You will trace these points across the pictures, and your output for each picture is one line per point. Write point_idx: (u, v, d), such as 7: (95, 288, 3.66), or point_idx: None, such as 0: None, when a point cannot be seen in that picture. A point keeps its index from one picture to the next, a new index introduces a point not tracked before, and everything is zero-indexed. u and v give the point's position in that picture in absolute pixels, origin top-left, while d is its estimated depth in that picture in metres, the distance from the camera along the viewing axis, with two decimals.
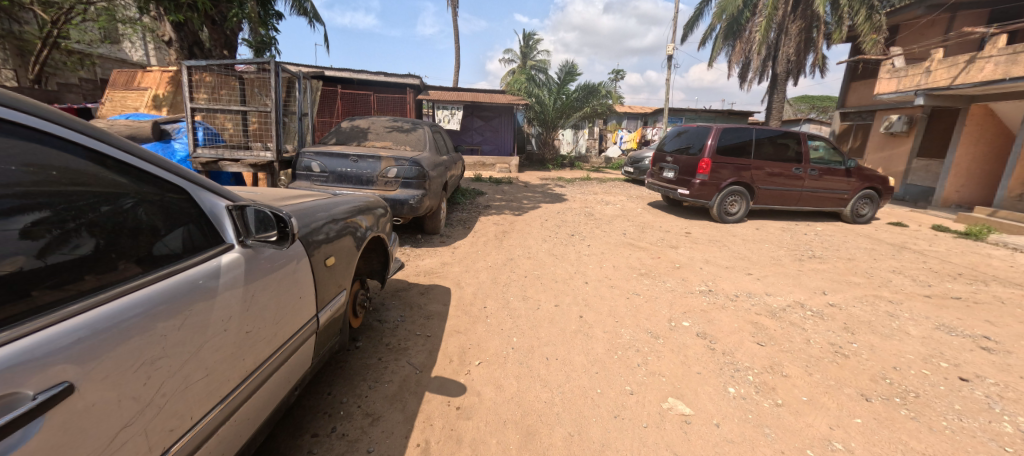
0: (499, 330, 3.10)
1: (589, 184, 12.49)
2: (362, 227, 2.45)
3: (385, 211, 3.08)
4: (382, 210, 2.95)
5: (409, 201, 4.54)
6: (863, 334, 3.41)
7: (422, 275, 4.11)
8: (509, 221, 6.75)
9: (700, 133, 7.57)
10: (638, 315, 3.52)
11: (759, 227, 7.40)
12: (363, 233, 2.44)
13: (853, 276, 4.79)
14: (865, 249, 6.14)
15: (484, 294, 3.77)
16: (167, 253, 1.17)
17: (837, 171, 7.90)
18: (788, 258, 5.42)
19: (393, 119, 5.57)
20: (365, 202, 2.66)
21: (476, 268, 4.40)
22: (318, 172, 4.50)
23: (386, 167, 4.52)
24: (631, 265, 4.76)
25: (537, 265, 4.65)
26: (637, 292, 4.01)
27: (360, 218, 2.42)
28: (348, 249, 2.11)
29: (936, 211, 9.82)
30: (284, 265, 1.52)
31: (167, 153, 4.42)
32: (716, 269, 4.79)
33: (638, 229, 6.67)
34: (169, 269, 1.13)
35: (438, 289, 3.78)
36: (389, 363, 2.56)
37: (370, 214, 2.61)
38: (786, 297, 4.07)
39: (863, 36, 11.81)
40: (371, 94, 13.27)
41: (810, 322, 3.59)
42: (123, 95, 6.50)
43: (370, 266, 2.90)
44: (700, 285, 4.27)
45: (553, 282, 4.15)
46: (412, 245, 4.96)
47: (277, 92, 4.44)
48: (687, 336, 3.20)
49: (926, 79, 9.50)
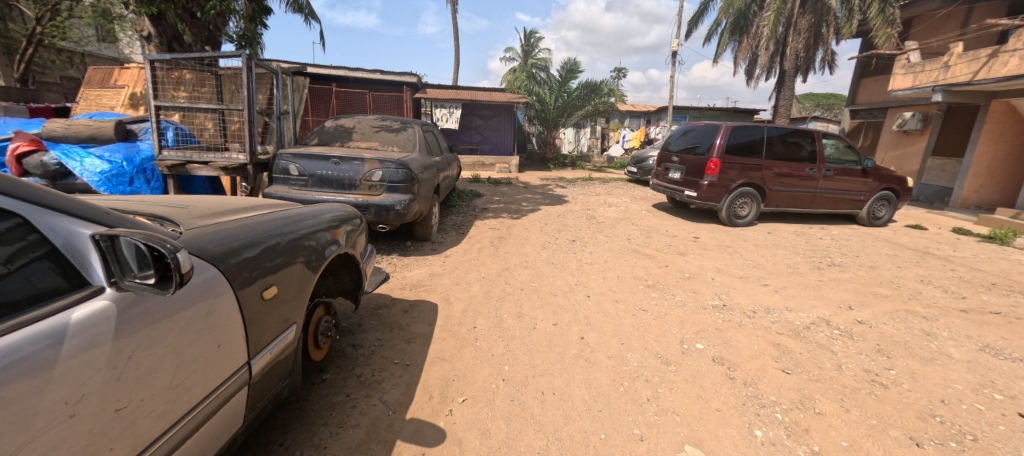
0: (489, 356, 2.73)
1: (591, 184, 12.10)
2: (325, 243, 2.08)
3: (360, 221, 2.74)
4: (354, 221, 2.62)
5: (395, 207, 4.17)
6: (901, 358, 3.03)
7: (408, 289, 3.74)
8: (506, 226, 6.38)
9: (708, 131, 7.17)
10: (646, 335, 3.14)
11: (771, 230, 7.00)
12: (326, 250, 2.07)
13: (879, 287, 4.41)
14: (887, 255, 5.75)
15: (474, 312, 3.39)
16: (46, 288, 0.92)
17: (853, 171, 7.50)
18: (806, 267, 5.03)
19: (381, 117, 5.21)
20: (332, 215, 2.30)
21: (468, 279, 4.04)
22: (296, 175, 4.15)
23: (371, 170, 4.15)
24: (636, 276, 4.38)
25: (534, 276, 4.28)
26: (645, 308, 3.63)
27: (321, 232, 2.06)
28: (299, 273, 1.75)
29: (955, 212, 9.40)
30: (189, 308, 1.15)
31: (131, 151, 4.06)
32: (729, 279, 4.41)
33: (643, 234, 6.29)
34: (13, 322, 0.83)
35: (425, 306, 3.40)
36: (358, 401, 2.19)
37: (338, 228, 2.28)
38: (810, 313, 3.68)
39: (876, 31, 11.36)
40: (367, 93, 12.91)
41: (839, 344, 3.21)
42: (99, 93, 6.16)
43: (342, 285, 2.56)
44: (714, 298, 3.88)
45: (551, 296, 3.78)
46: (400, 253, 4.60)
47: (250, 89, 4.00)
48: (703, 362, 2.83)
49: (945, 74, 9.07)
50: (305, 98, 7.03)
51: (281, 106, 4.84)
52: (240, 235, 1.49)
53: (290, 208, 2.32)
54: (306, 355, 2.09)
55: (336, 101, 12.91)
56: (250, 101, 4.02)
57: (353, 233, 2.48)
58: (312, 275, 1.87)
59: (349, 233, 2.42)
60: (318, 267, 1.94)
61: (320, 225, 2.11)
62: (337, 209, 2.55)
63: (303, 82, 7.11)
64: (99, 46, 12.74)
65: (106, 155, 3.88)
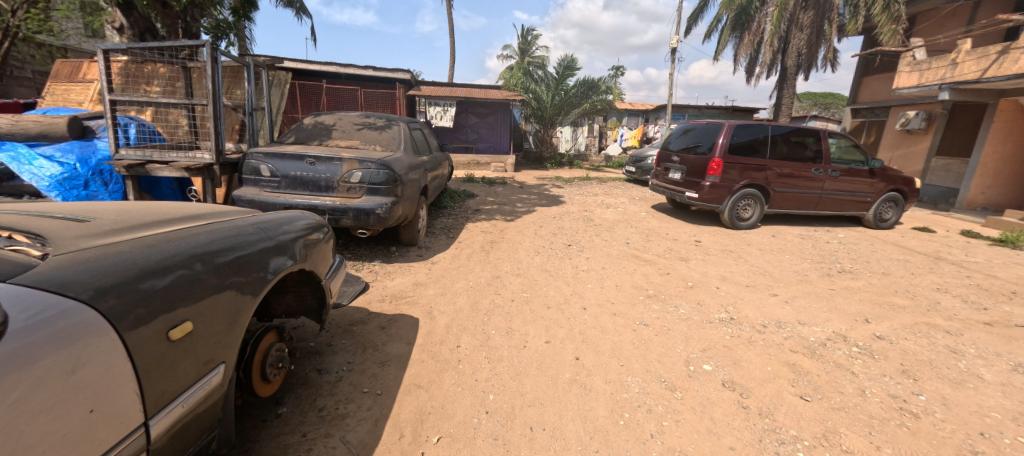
0: (471, 383, 2.43)
1: (588, 184, 11.82)
2: (274, 260, 1.79)
3: (326, 231, 2.44)
4: (319, 230, 2.32)
5: (376, 210, 3.85)
6: (929, 381, 2.75)
7: (388, 301, 3.42)
8: (499, 229, 6.07)
9: (709, 130, 6.90)
10: (649, 356, 2.84)
11: (775, 234, 6.72)
12: (274, 268, 1.77)
13: (895, 297, 4.13)
14: (898, 261, 5.48)
15: (459, 328, 3.07)
16: None
17: (859, 172, 7.23)
18: (816, 274, 4.75)
19: (364, 114, 4.90)
20: (289, 229, 2.02)
21: (454, 290, 3.73)
22: (267, 177, 3.83)
23: (349, 170, 3.83)
24: (636, 285, 4.08)
25: (526, 285, 3.97)
26: (646, 322, 3.33)
27: (268, 249, 1.77)
28: (228, 301, 1.45)
29: (961, 214, 9.16)
30: (45, 358, 0.88)
31: (86, 151, 3.76)
32: (735, 288, 4.12)
33: (643, 238, 6.00)
34: None
35: (405, 321, 3.09)
36: (314, 443, 1.88)
37: (292, 242, 1.97)
38: (825, 327, 3.40)
39: (879, 28, 11.12)
40: (358, 89, 12.61)
41: (860, 363, 2.92)
42: (67, 88, 5.83)
43: (304, 302, 2.27)
44: (720, 311, 3.58)
45: (545, 309, 3.47)
46: (383, 260, 4.28)
47: (215, 82, 3.65)
48: (711, 387, 2.53)
49: (952, 72, 8.82)
50: (286, 93, 6.70)
51: (253, 101, 4.50)
52: (141, 261, 1.19)
53: (240, 218, 2.00)
54: (252, 391, 1.77)
55: (327, 99, 12.57)
56: (216, 96, 3.67)
57: (316, 245, 2.19)
58: (250, 299, 1.57)
59: (310, 247, 2.12)
60: (260, 291, 1.64)
61: (268, 240, 1.80)
62: (298, 218, 2.25)
63: (285, 77, 6.77)
64: (80, 41, 12.32)
65: (57, 155, 3.59)
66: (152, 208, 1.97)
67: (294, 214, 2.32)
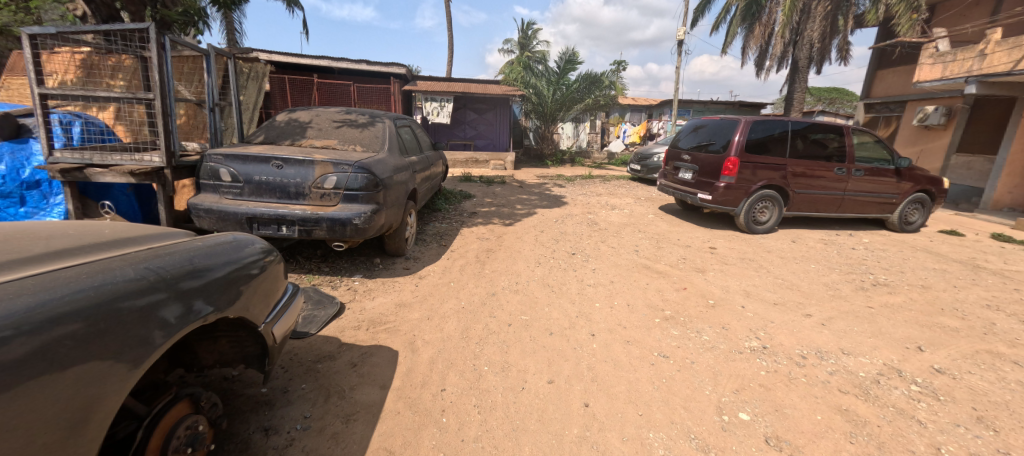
0: (457, 445, 1.95)
1: (591, 183, 11.33)
2: (184, 309, 1.31)
3: (275, 256, 1.94)
4: (261, 256, 1.81)
5: (353, 220, 3.35)
6: (1013, 433, 2.27)
7: (365, 327, 2.94)
8: (496, 234, 5.58)
9: (724, 127, 6.38)
10: (672, 401, 2.37)
11: (795, 239, 6.22)
12: (184, 319, 1.31)
13: (944, 318, 3.64)
14: (934, 270, 5.00)
15: (445, 364, 2.59)
16: None
17: (884, 171, 6.74)
18: (848, 287, 4.26)
19: (345, 110, 4.42)
20: (221, 261, 1.55)
21: (443, 312, 3.25)
22: (228, 182, 3.34)
23: (322, 175, 3.34)
24: (650, 304, 3.59)
25: (524, 305, 3.48)
26: (665, 353, 2.86)
27: (176, 293, 1.30)
28: (67, 390, 0.96)
29: (986, 215, 8.65)
30: None
31: (18, 157, 3.31)
32: (762, 307, 3.64)
33: (652, 244, 5.51)
34: None
35: (381, 356, 2.61)
36: None
37: (219, 280, 1.49)
38: (873, 359, 2.92)
39: (898, 19, 10.59)
40: (351, 85, 12.22)
41: (925, 408, 2.44)
42: (24, 81, 5.35)
43: (243, 349, 1.79)
44: (750, 337, 3.10)
45: (547, 337, 2.99)
46: (365, 275, 3.79)
47: (160, 73, 3.12)
48: (752, 446, 2.05)
49: (980, 64, 8.30)
50: (264, 87, 6.16)
51: (214, 96, 3.98)
52: None
53: (161, 245, 1.53)
54: None
55: (319, 94, 12.15)
56: (164, 87, 3.16)
57: (256, 277, 1.70)
58: (122, 375, 1.10)
59: (248, 281, 1.64)
60: (144, 359, 1.16)
61: (180, 283, 1.32)
62: (235, 241, 1.75)
63: (262, 69, 6.29)
64: None
65: None
66: (48, 228, 1.51)
67: (231, 236, 1.81)
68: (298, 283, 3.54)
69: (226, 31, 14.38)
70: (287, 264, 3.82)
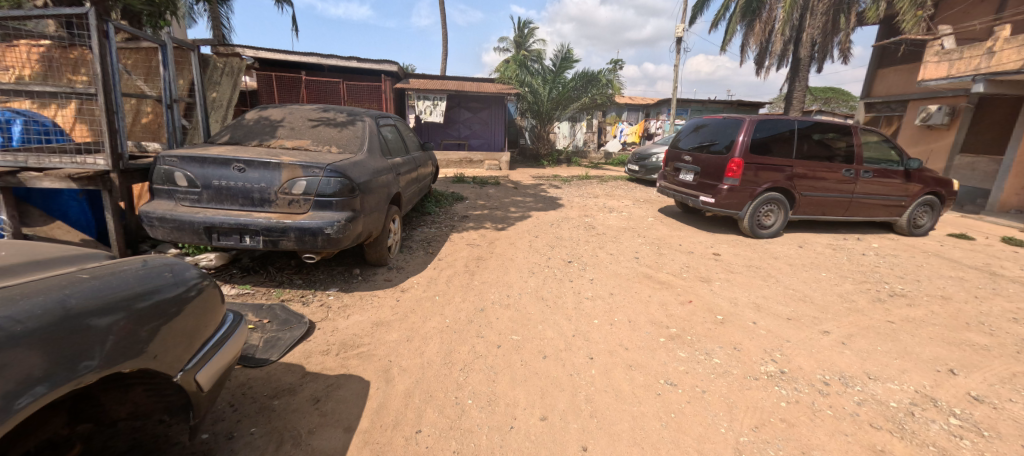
0: None
1: (588, 184, 11.01)
2: (53, 365, 0.97)
3: (203, 285, 1.55)
4: (181, 288, 1.42)
5: (325, 230, 3.00)
6: None
7: (335, 352, 2.61)
8: (488, 240, 5.25)
9: (727, 126, 6.09)
10: (683, 442, 2.05)
11: (802, 244, 5.93)
12: (50, 380, 0.96)
13: (971, 334, 3.36)
14: (952, 279, 4.72)
15: (423, 396, 2.27)
16: None
17: (893, 173, 6.47)
18: (863, 299, 3.96)
19: (321, 107, 4.08)
20: (123, 294, 1.19)
21: (425, 332, 2.93)
22: (185, 187, 3.00)
23: (291, 179, 3.00)
24: (654, 320, 3.28)
25: (516, 322, 3.15)
26: (672, 380, 2.54)
27: (42, 347, 0.95)
28: None
29: (993, 217, 8.42)
30: None
31: None
32: (776, 322, 3.34)
33: (653, 250, 5.21)
34: None
35: (350, 389, 2.28)
36: None
37: (119, 321, 1.14)
38: (904, 385, 2.62)
39: (902, 15, 10.31)
40: (341, 83, 11.83)
41: (970, 447, 2.13)
42: None
43: (164, 398, 1.46)
44: (765, 360, 2.79)
45: (540, 362, 2.67)
46: (341, 289, 3.46)
47: (101, 63, 2.78)
48: None
49: (988, 61, 8.05)
50: (239, 83, 5.75)
51: (170, 93, 3.63)
52: None
53: (39, 274, 1.17)
54: None
55: (307, 92, 11.75)
56: (107, 81, 2.82)
57: (172, 315, 1.33)
58: None
59: (159, 323, 1.27)
60: None
61: (52, 330, 0.98)
62: (143, 268, 1.36)
63: (239, 64, 5.83)
64: None
65: None
66: None
67: (141, 260, 1.41)
68: (266, 298, 3.22)
69: (212, 26, 13.86)
70: (256, 276, 3.49)
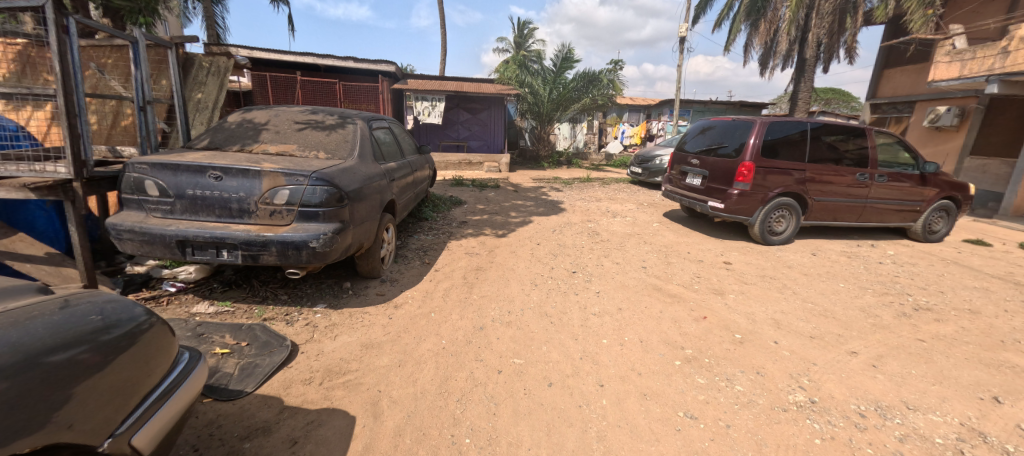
0: None
1: (590, 186, 10.77)
2: None
3: (144, 328, 1.30)
4: (112, 333, 1.17)
5: (310, 243, 2.74)
6: None
7: (319, 380, 2.35)
8: (487, 248, 5.00)
9: (735, 128, 5.85)
10: None
11: (815, 251, 5.69)
12: None
13: (1009, 353, 3.11)
14: (977, 290, 4.47)
15: (415, 435, 2.01)
16: None
17: (908, 176, 6.24)
18: (888, 314, 3.71)
19: (310, 109, 3.83)
20: (23, 347, 0.94)
21: (419, 354, 2.68)
22: (156, 197, 2.75)
23: (273, 187, 2.75)
24: (667, 340, 3.03)
25: (517, 343, 2.90)
26: (691, 412, 2.29)
27: None
28: None
29: (1008, 221, 8.20)
30: None
31: None
32: (798, 341, 3.10)
33: (661, 259, 4.97)
34: None
35: (333, 428, 2.02)
36: None
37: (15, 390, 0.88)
38: (947, 416, 2.37)
39: (911, 15, 10.10)
40: (337, 83, 11.57)
41: None
42: None
43: None
44: (792, 387, 2.54)
45: (545, 390, 2.42)
46: (330, 306, 3.21)
47: (61, 62, 2.53)
48: None
49: (1002, 62, 7.82)
50: (226, 82, 5.48)
51: (141, 93, 3.36)
52: None
53: None
54: None
55: (303, 93, 11.50)
56: (67, 80, 2.56)
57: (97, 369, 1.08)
58: None
59: (76, 382, 1.01)
60: None
61: None
62: (60, 312, 1.11)
63: (226, 63, 5.56)
64: None
65: None
66: None
67: (62, 302, 1.17)
68: (247, 317, 2.96)
69: (206, 26, 13.56)
70: (238, 291, 3.24)
